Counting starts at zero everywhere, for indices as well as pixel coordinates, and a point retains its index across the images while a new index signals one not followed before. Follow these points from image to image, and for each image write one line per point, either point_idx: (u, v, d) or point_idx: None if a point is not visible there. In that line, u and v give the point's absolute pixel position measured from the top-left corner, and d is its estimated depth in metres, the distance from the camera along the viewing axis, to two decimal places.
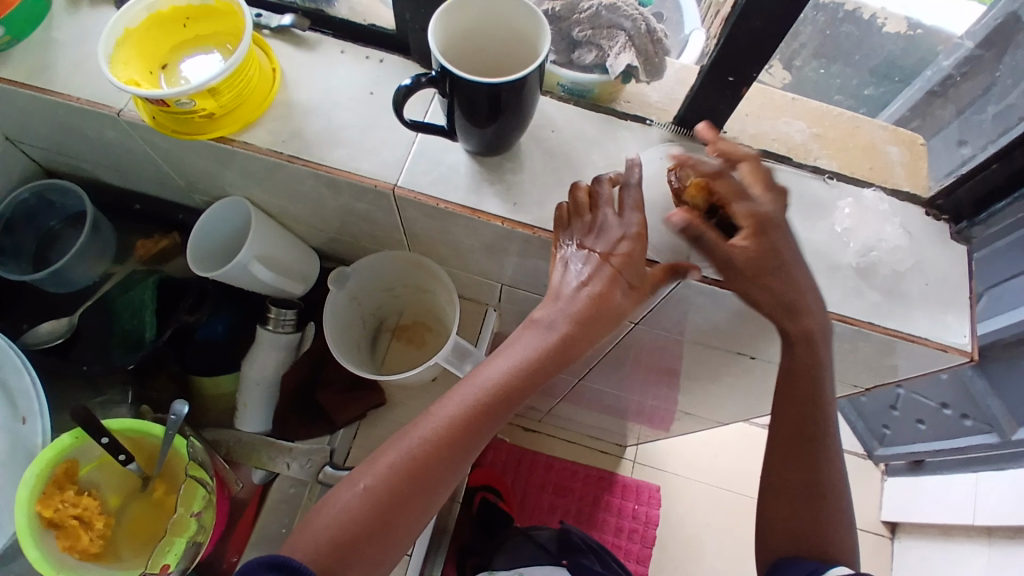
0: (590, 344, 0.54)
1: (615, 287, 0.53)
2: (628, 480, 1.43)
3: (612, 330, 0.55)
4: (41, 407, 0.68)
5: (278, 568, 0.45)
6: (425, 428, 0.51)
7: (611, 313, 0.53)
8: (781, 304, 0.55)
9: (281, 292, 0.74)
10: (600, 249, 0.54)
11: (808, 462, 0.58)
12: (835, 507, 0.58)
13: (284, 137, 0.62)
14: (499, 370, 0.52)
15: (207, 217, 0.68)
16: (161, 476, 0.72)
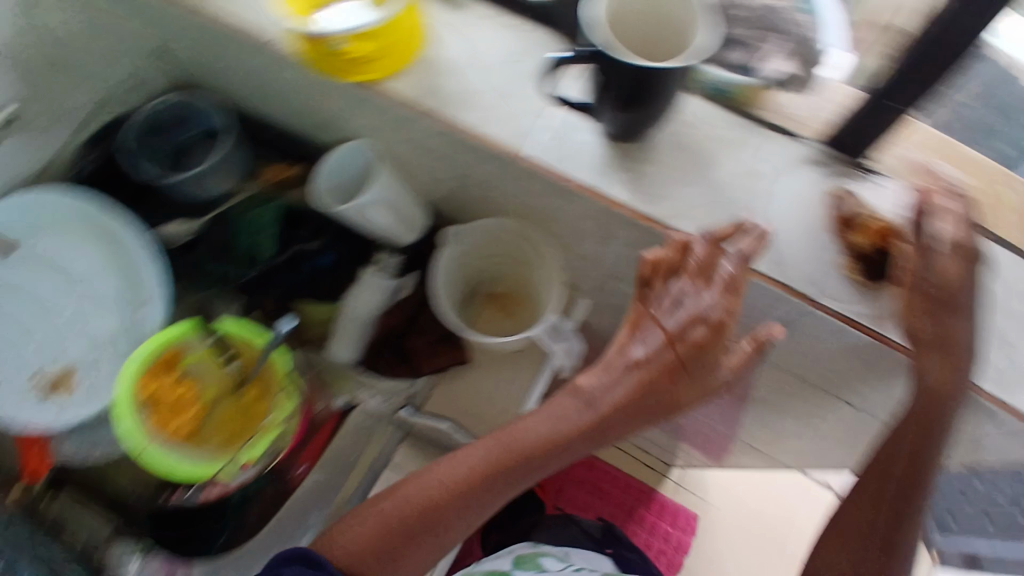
0: (622, 427, 0.59)
1: (676, 369, 0.57)
2: (667, 501, 1.40)
3: (650, 415, 0.59)
4: (159, 294, 0.73)
5: (302, 560, 0.54)
6: (448, 472, 0.58)
7: (660, 398, 0.57)
8: (942, 338, 0.54)
9: (392, 236, 0.77)
10: (667, 329, 0.57)
11: (891, 514, 0.61)
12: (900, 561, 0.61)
13: (422, 91, 0.62)
14: (534, 432, 0.58)
15: (336, 155, 0.72)
16: (256, 382, 0.75)
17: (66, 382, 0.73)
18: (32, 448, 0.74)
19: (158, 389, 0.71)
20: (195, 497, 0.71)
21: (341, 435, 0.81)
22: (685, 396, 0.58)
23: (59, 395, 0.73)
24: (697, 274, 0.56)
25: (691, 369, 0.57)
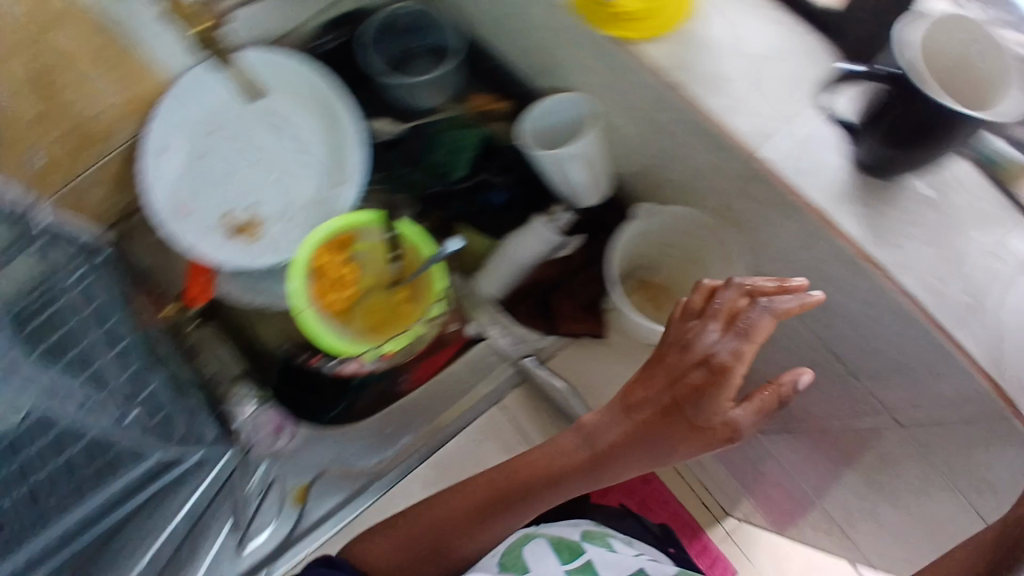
0: (623, 460, 0.57)
1: (676, 415, 0.52)
2: (712, 547, 1.06)
3: (663, 455, 0.55)
4: (359, 180, 0.76)
5: (331, 564, 0.63)
6: (459, 499, 0.65)
7: (660, 441, 0.54)
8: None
9: (576, 196, 0.76)
10: (672, 370, 0.53)
11: None
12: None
13: (675, 63, 0.57)
14: (533, 461, 0.62)
15: (557, 100, 0.72)
16: (409, 284, 0.79)
17: (255, 227, 0.77)
18: (201, 278, 0.78)
19: (330, 262, 0.76)
20: (331, 365, 0.76)
21: (462, 362, 0.84)
22: (693, 442, 0.53)
23: (247, 236, 0.77)
24: (724, 318, 0.51)
25: (698, 418, 0.51)
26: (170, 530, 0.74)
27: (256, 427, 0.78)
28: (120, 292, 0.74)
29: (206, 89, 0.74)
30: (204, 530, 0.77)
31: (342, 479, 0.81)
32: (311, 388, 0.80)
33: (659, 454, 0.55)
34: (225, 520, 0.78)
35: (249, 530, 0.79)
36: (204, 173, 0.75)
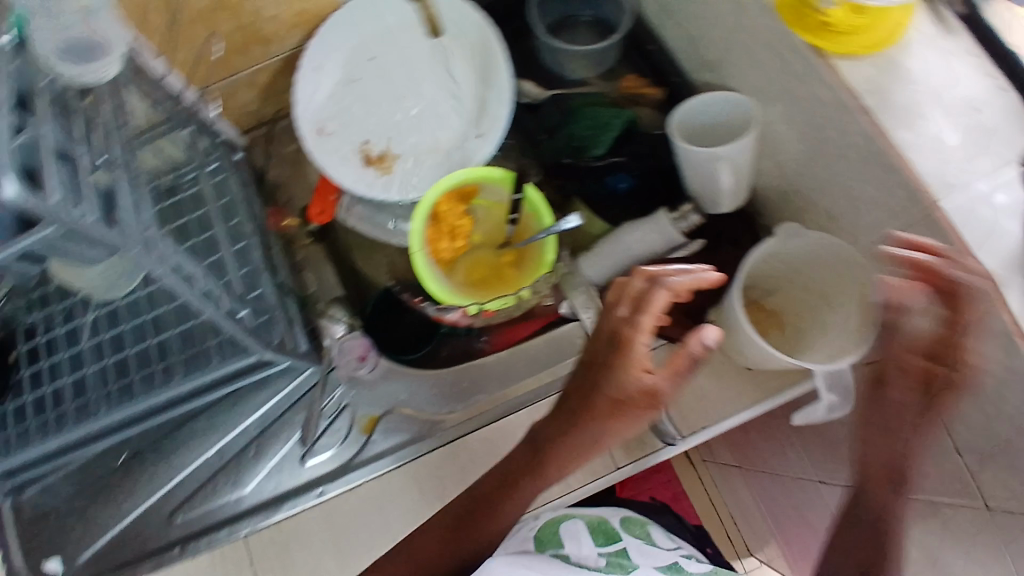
0: (591, 442, 0.61)
1: (598, 396, 0.61)
2: None
3: (616, 432, 0.61)
4: (497, 139, 0.75)
5: None
6: (428, 533, 0.65)
7: (594, 419, 0.61)
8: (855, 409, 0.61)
9: (712, 198, 0.74)
10: (593, 358, 0.62)
11: None
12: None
13: (871, 88, 0.56)
14: (484, 478, 0.66)
15: (715, 97, 0.71)
16: (518, 252, 0.79)
17: (385, 161, 0.77)
18: (328, 195, 0.80)
19: (449, 210, 0.76)
20: (431, 310, 0.79)
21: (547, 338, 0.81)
22: (635, 412, 0.60)
23: (376, 168, 0.77)
24: (635, 306, 0.60)
25: (618, 387, 0.60)
26: (244, 425, 0.79)
27: (345, 350, 0.80)
28: (251, 192, 0.79)
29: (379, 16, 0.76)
30: (274, 435, 0.79)
31: (410, 420, 0.79)
32: (406, 332, 0.84)
33: (613, 434, 0.61)
34: (297, 428, 0.79)
35: (315, 444, 0.78)
36: (356, 96, 0.77)
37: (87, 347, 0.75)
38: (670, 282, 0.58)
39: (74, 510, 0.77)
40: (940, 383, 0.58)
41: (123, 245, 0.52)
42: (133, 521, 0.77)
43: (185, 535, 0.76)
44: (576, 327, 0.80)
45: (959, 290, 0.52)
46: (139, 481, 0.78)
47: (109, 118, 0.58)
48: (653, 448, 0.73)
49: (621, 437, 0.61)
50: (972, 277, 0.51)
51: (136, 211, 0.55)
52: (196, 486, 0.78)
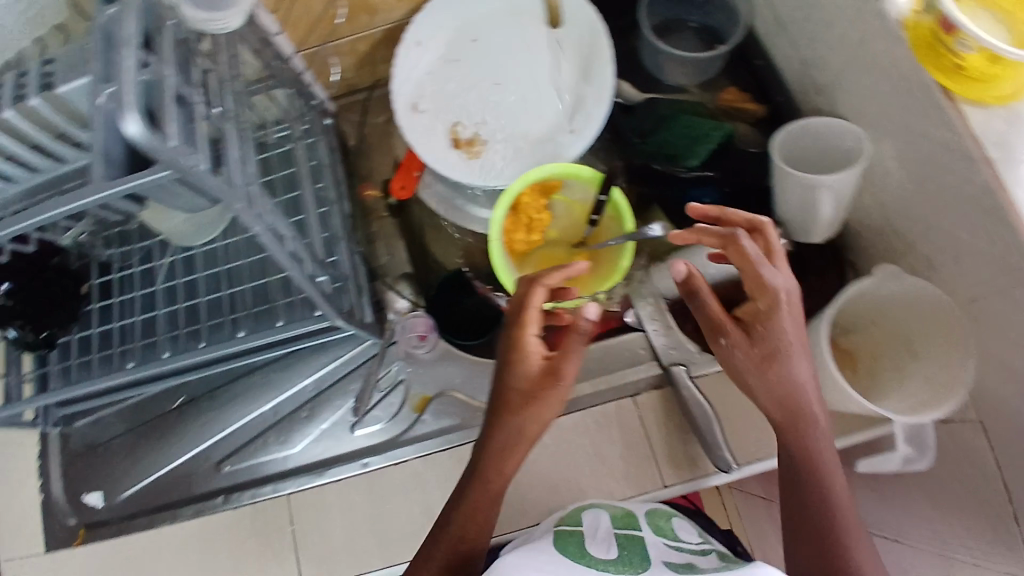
0: (510, 442, 0.57)
1: (509, 393, 0.57)
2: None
3: (540, 423, 0.57)
4: (590, 136, 0.73)
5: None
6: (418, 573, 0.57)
7: (514, 411, 0.57)
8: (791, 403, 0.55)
9: (801, 225, 0.72)
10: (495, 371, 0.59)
11: None
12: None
13: (995, 137, 0.53)
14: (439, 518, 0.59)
15: (826, 123, 0.69)
16: (593, 255, 0.77)
17: (473, 145, 0.76)
18: (412, 172, 0.80)
19: (530, 203, 0.75)
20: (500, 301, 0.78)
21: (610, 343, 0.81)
22: (548, 398, 0.56)
23: (464, 151, 0.76)
24: (520, 311, 0.58)
25: (529, 380, 0.57)
26: (300, 385, 0.81)
27: (407, 327, 0.81)
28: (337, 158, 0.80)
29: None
30: (328, 401, 0.80)
31: (462, 404, 0.79)
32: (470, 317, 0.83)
33: (531, 426, 0.57)
34: (350, 397, 0.80)
35: (365, 415, 0.79)
36: (455, 74, 0.78)
37: (161, 290, 0.77)
38: (545, 277, 0.59)
39: (125, 446, 0.80)
40: (796, 399, 0.55)
41: (229, 198, 0.52)
42: (180, 465, 0.79)
43: (228, 486, 0.78)
44: (639, 337, 0.81)
45: (738, 233, 0.56)
46: (192, 426, 0.80)
47: (225, 69, 0.59)
48: (705, 471, 0.73)
49: (545, 424, 0.57)
50: (779, 274, 0.54)
51: (243, 162, 0.55)
52: (245, 439, 0.79)
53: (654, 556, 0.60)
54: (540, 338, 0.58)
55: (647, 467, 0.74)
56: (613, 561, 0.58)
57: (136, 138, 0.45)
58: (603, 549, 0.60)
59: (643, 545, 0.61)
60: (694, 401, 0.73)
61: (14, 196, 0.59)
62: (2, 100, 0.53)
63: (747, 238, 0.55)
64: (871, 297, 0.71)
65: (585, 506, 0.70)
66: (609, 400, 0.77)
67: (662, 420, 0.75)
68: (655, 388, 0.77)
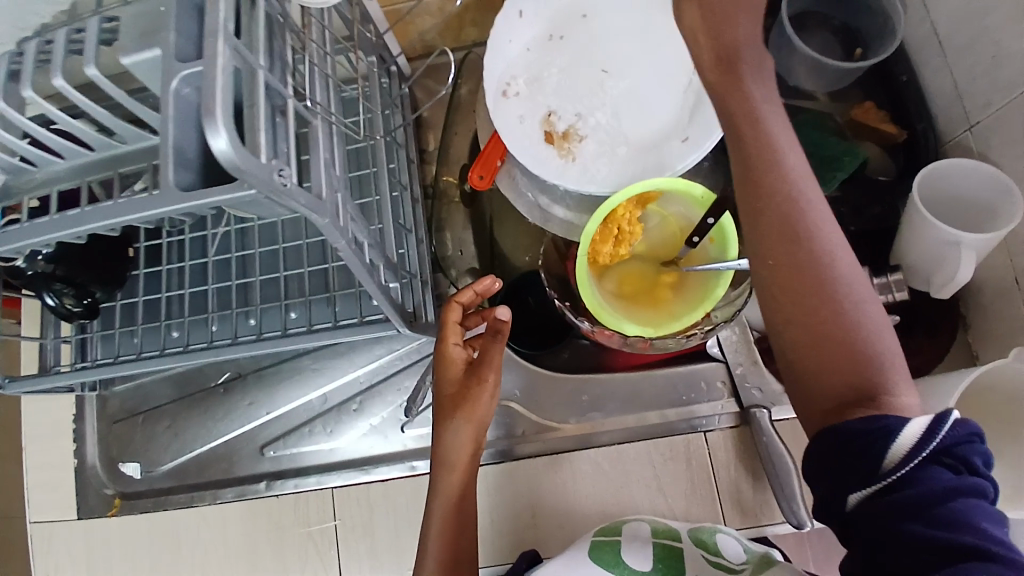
0: (460, 441, 0.64)
1: (449, 390, 0.64)
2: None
3: (478, 416, 0.63)
4: (706, 148, 0.65)
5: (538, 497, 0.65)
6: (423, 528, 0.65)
7: (452, 397, 0.64)
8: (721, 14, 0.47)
9: (927, 273, 0.65)
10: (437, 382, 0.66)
11: (811, 304, 0.44)
12: (865, 341, 0.42)
13: None
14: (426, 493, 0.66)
15: (977, 170, 0.61)
16: (682, 279, 0.70)
17: (567, 141, 0.68)
18: (495, 160, 0.71)
19: (624, 215, 0.67)
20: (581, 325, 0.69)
21: (684, 368, 0.76)
22: (478, 395, 0.63)
23: (557, 146, 0.68)
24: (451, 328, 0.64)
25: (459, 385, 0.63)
26: (352, 376, 0.76)
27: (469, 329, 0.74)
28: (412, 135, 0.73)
29: None
30: (377, 396, 0.76)
31: (516, 418, 0.76)
32: (538, 327, 0.79)
33: (471, 420, 0.63)
34: (401, 395, 0.75)
35: (417, 416, 0.74)
36: (558, 54, 0.69)
37: (213, 262, 0.73)
38: (459, 295, 0.63)
39: (170, 414, 0.79)
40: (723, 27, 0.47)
41: (317, 214, 0.45)
42: (223, 444, 0.77)
43: (272, 471, 0.76)
44: (717, 368, 0.75)
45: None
46: (236, 404, 0.78)
47: (313, 46, 0.51)
48: (771, 518, 0.70)
49: (483, 416, 0.64)
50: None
51: (331, 165, 0.48)
52: (291, 425, 0.76)
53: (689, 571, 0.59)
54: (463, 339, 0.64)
55: (708, 507, 0.71)
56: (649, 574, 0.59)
57: (221, 156, 0.37)
58: (639, 559, 0.61)
59: (681, 558, 0.61)
60: (772, 448, 0.69)
61: (65, 173, 0.52)
62: (56, 67, 0.45)
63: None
64: (997, 374, 0.62)
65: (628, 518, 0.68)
66: (678, 433, 0.73)
67: (734, 461, 0.72)
68: (729, 428, 0.73)
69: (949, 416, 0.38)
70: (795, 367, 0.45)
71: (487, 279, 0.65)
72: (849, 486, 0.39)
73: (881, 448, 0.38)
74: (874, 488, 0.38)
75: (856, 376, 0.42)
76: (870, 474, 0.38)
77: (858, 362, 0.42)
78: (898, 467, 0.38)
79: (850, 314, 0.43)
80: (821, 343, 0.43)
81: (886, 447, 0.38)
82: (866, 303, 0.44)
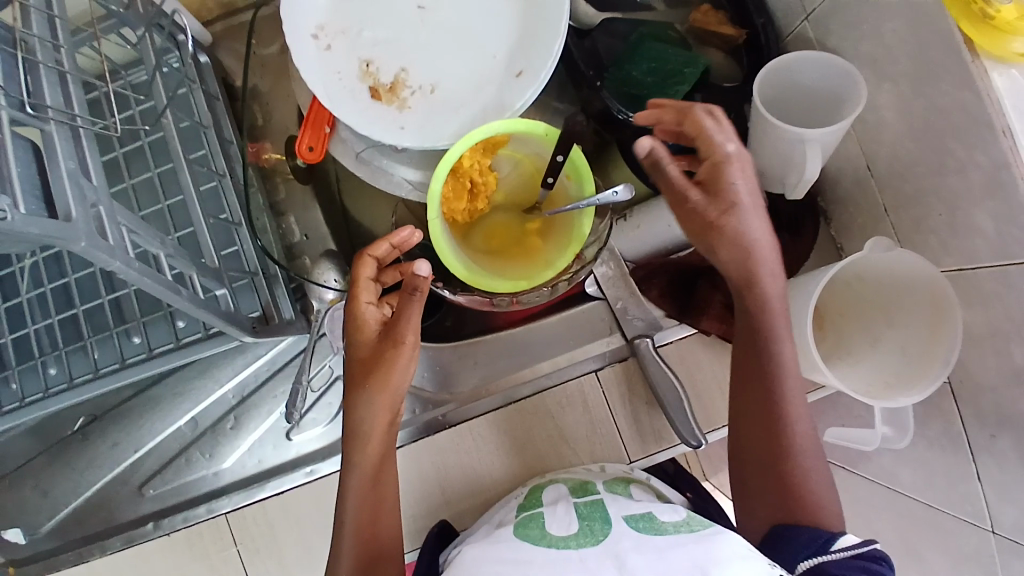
0: (373, 412, 0.56)
1: (360, 360, 0.56)
2: None
3: (395, 385, 0.55)
4: (541, 82, 0.59)
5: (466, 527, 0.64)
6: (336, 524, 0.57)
7: (367, 370, 0.55)
8: (692, 221, 0.52)
9: (781, 174, 0.64)
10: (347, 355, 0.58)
11: (761, 444, 0.55)
12: (806, 471, 0.53)
13: (1018, 101, 0.46)
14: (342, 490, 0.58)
15: (812, 57, 0.59)
16: (548, 223, 0.66)
17: (396, 94, 0.61)
18: (322, 127, 0.64)
19: (471, 166, 0.61)
20: (443, 293, 0.65)
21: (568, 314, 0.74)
22: (393, 359, 0.54)
23: (385, 100, 0.61)
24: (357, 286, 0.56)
25: (370, 348, 0.55)
26: (220, 393, 0.72)
27: (336, 320, 0.67)
28: (225, 116, 0.65)
29: None
30: (254, 407, 0.71)
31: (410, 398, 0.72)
32: None
33: (386, 388, 0.55)
34: (279, 402, 0.71)
35: (301, 420, 0.70)
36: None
37: (30, 299, 0.65)
38: (369, 247, 0.56)
39: (32, 473, 0.71)
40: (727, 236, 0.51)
41: (69, 239, 0.38)
42: (97, 491, 0.70)
43: (157, 510, 0.70)
44: (600, 307, 0.74)
45: (693, 107, 0.52)
46: (102, 449, 0.71)
47: (41, 40, 0.44)
48: (670, 442, 0.70)
49: (399, 384, 0.55)
50: (730, 138, 0.51)
51: (79, 174, 0.41)
52: (167, 457, 0.71)
53: (614, 515, 0.55)
54: (369, 299, 0.55)
55: (611, 444, 0.70)
56: (575, 535, 0.53)
57: None
58: (563, 526, 0.55)
59: (604, 509, 0.57)
60: (661, 378, 0.68)
61: None
62: None
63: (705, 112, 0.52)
64: (864, 263, 0.65)
65: (547, 481, 0.66)
66: (569, 380, 0.72)
67: (627, 395, 0.71)
68: (618, 362, 0.72)
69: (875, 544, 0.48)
70: (745, 484, 0.56)
71: (404, 229, 0.56)
72: (794, 559, 0.49)
73: (827, 539, 0.49)
74: (817, 560, 0.49)
75: (795, 507, 0.52)
76: (814, 549, 0.49)
77: (804, 500, 0.52)
78: (835, 552, 0.48)
79: (800, 454, 0.53)
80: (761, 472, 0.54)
81: (822, 545, 0.49)
82: (815, 450, 0.54)
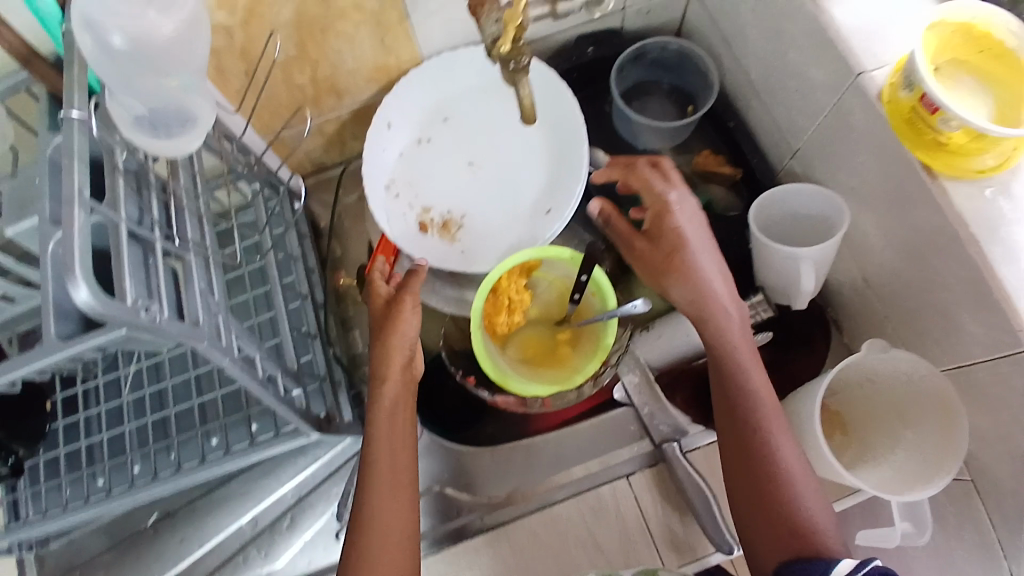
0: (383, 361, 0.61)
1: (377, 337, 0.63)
2: None
3: (402, 337, 0.61)
4: (567, 217, 0.71)
5: None
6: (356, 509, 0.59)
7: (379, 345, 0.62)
8: (650, 263, 0.64)
9: (782, 288, 0.73)
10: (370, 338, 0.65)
11: (752, 470, 0.58)
12: (798, 491, 0.56)
13: (976, 212, 0.54)
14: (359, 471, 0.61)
15: (796, 189, 0.70)
16: (576, 333, 0.74)
17: (449, 229, 0.75)
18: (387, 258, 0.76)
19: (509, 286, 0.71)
20: (482, 395, 0.73)
21: (600, 421, 0.79)
22: (398, 320, 0.62)
23: (438, 235, 0.74)
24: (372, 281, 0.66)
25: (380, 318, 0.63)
26: (279, 493, 0.78)
27: None
28: (309, 247, 0.78)
29: (459, 68, 0.76)
30: (309, 506, 0.78)
31: (451, 502, 0.77)
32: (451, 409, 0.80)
33: (394, 338, 0.61)
34: (331, 502, 0.78)
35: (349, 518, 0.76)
36: (427, 156, 0.76)
37: (127, 402, 0.76)
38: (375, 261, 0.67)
39: (104, 565, 0.77)
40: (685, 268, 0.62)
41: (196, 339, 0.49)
42: None
43: None
44: (627, 414, 0.79)
45: (636, 166, 0.67)
46: (169, 544, 0.77)
47: (185, 192, 0.58)
48: (705, 549, 0.72)
49: (408, 336, 0.62)
50: (670, 187, 0.65)
51: (207, 292, 0.53)
52: (226, 555, 0.76)
53: None
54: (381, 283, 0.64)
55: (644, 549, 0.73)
56: None
57: (86, 306, 0.41)
58: None
59: None
60: (691, 482, 0.72)
61: None
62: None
63: (647, 168, 0.67)
64: (870, 371, 0.69)
65: None
66: (602, 484, 0.76)
67: (660, 500, 0.75)
68: (648, 468, 0.76)
69: (871, 563, 0.48)
70: (746, 510, 0.58)
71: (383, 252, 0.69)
72: None
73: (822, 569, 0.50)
74: None
75: (800, 537, 0.54)
76: None
77: (806, 532, 0.54)
78: None
79: (790, 475, 0.57)
80: (757, 496, 0.57)
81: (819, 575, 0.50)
82: (802, 474, 0.57)
